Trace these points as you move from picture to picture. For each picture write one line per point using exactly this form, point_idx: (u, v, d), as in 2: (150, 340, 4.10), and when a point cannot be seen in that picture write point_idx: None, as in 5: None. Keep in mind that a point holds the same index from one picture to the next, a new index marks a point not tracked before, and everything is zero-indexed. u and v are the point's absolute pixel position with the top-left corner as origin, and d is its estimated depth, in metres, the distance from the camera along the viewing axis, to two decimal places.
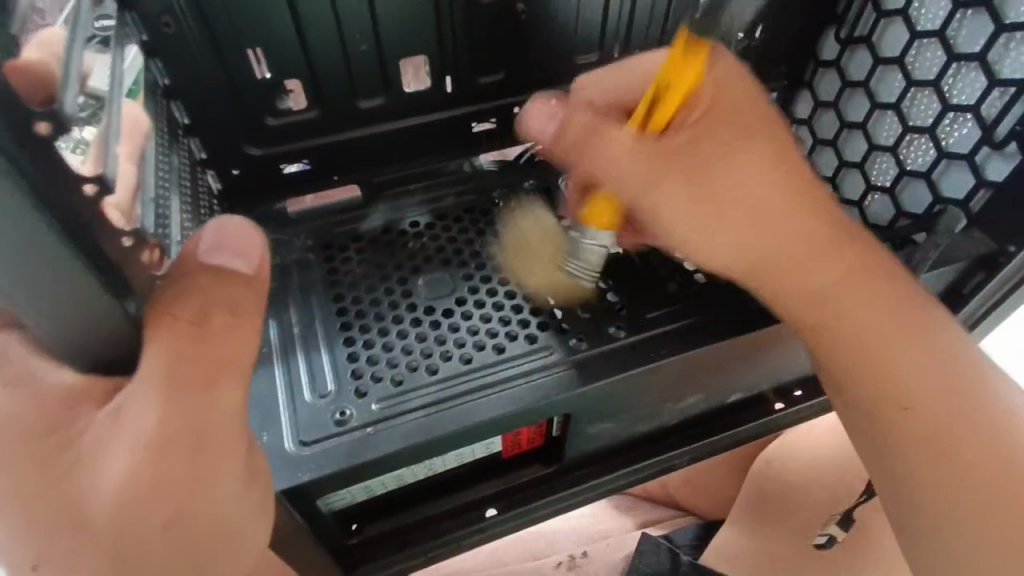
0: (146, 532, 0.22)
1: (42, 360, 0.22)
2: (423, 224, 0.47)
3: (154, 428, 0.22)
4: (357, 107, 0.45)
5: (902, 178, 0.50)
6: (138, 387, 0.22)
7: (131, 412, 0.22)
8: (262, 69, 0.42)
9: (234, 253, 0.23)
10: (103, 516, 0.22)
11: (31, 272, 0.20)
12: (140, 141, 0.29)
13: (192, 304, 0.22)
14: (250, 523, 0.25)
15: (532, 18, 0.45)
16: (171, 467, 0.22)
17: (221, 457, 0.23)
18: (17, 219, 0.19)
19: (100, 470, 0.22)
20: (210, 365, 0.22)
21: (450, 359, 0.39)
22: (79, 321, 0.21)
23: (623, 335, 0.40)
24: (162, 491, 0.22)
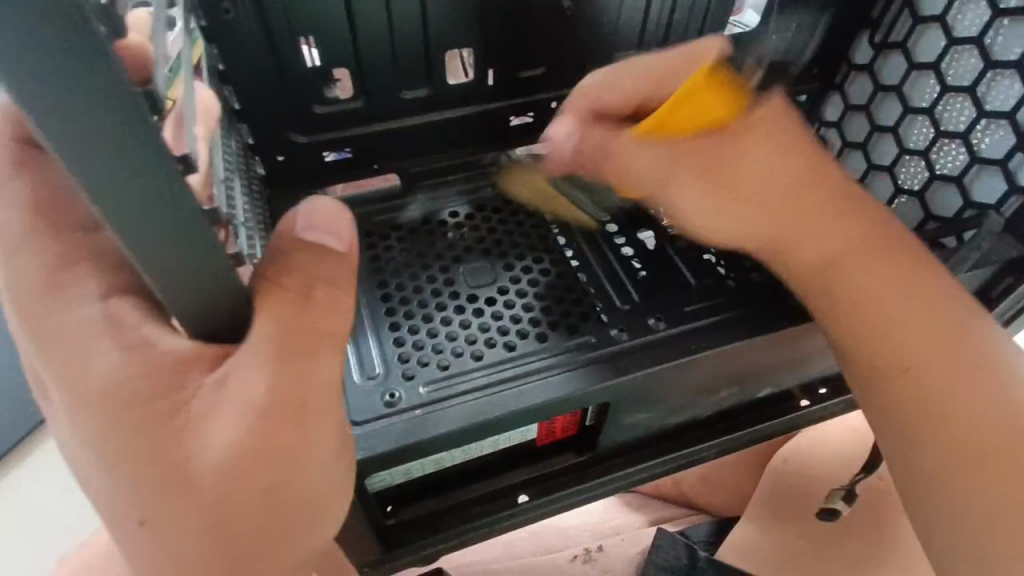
0: (248, 496, 0.23)
1: (149, 328, 0.23)
2: (463, 215, 0.47)
3: (263, 394, 0.22)
4: (401, 97, 0.46)
5: (932, 182, 0.51)
6: (247, 355, 0.22)
7: (238, 380, 0.22)
8: (313, 56, 0.42)
9: (324, 230, 0.23)
10: (209, 478, 0.23)
11: (162, 246, 0.20)
12: (211, 124, 0.30)
13: (294, 278, 0.23)
14: (328, 494, 0.25)
15: (577, 16, 0.46)
16: (276, 431, 0.23)
17: (319, 428, 0.24)
18: (157, 198, 0.19)
19: (207, 435, 0.23)
20: (304, 339, 0.23)
21: (493, 346, 0.40)
22: (198, 294, 0.22)
23: (662, 327, 0.41)
24: (268, 456, 0.23)
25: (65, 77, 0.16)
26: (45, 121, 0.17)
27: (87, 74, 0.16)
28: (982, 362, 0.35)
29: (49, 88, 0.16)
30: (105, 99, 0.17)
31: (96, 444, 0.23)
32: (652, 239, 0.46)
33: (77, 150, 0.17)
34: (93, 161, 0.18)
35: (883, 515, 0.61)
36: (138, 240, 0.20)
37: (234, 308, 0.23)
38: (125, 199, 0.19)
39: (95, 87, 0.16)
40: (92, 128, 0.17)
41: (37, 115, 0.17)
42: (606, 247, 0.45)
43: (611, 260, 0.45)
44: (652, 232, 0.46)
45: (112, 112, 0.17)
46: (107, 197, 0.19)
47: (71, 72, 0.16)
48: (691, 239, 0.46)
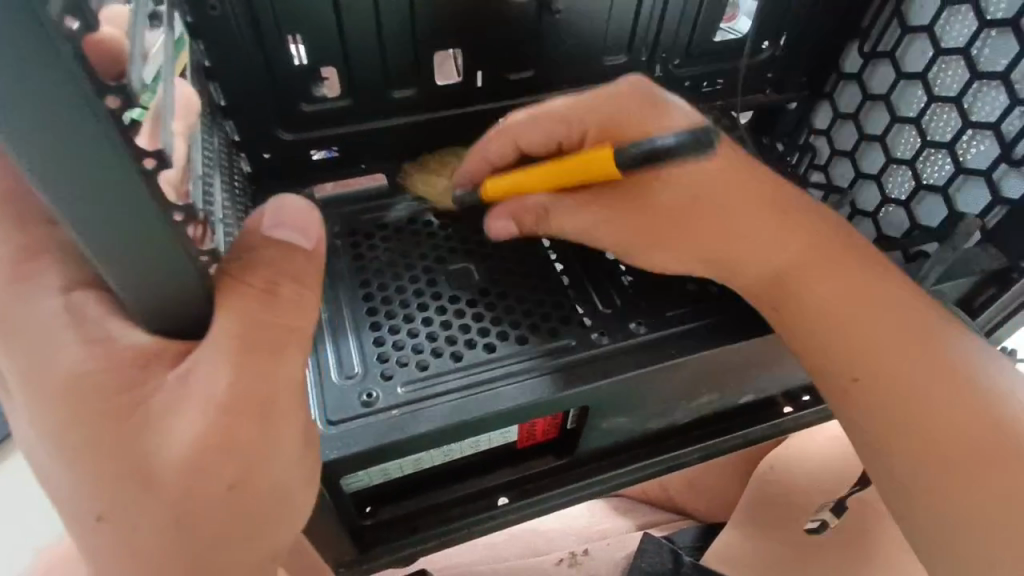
0: (210, 494, 0.23)
1: (112, 324, 0.23)
2: (449, 216, 0.47)
3: (227, 390, 0.22)
4: (389, 97, 0.46)
5: (918, 192, 0.51)
6: (208, 351, 0.22)
7: (202, 374, 0.22)
8: (300, 54, 0.42)
9: (293, 227, 0.24)
10: (169, 476, 0.22)
11: (121, 244, 0.20)
12: (191, 119, 0.30)
13: (258, 275, 0.23)
14: (295, 492, 0.25)
15: (566, 19, 0.46)
16: (242, 428, 0.23)
17: (285, 426, 0.24)
18: (117, 190, 0.19)
19: (167, 432, 0.22)
20: (270, 335, 0.23)
21: (473, 348, 0.40)
22: (157, 291, 0.22)
23: (642, 332, 0.41)
24: (230, 454, 0.23)
25: (21, 70, 0.16)
26: (2, 109, 0.17)
27: (44, 65, 0.16)
28: (942, 363, 0.36)
29: (5, 76, 0.16)
30: (63, 90, 0.16)
31: (60, 437, 0.22)
32: None
33: (36, 139, 0.17)
34: (51, 150, 0.18)
35: (867, 523, 0.61)
36: (98, 229, 0.20)
37: (201, 303, 0.23)
38: (85, 197, 0.19)
39: (52, 78, 0.16)
40: (51, 116, 0.17)
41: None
42: (591, 251, 0.45)
43: (594, 263, 0.45)
44: None
45: (70, 102, 0.17)
46: (66, 193, 0.19)
47: (28, 62, 0.16)
48: None
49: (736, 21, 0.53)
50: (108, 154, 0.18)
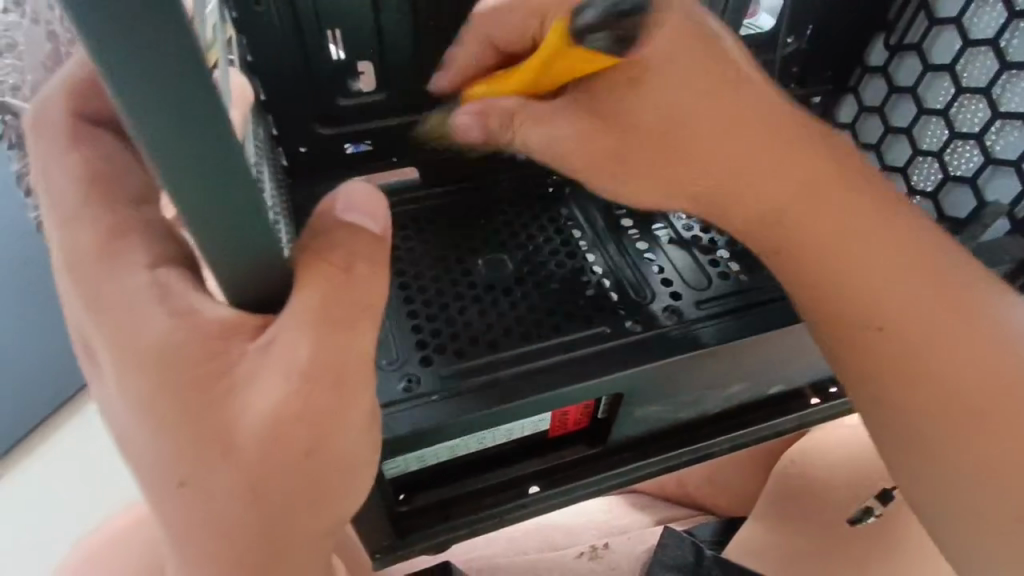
0: (286, 460, 0.24)
1: (194, 295, 0.24)
2: (480, 208, 0.48)
3: (306, 359, 0.23)
4: (423, 92, 0.47)
5: (946, 183, 0.51)
6: (287, 322, 0.23)
7: (281, 345, 0.23)
8: (338, 51, 0.43)
9: (362, 212, 0.24)
10: (251, 442, 0.23)
11: (226, 223, 0.21)
12: (245, 109, 0.31)
13: (338, 253, 0.24)
14: (357, 466, 0.26)
15: None
16: (320, 398, 0.24)
17: (354, 398, 0.25)
18: (217, 161, 0.19)
19: (247, 401, 0.23)
20: (351, 309, 0.23)
21: (510, 335, 0.40)
22: (251, 266, 0.22)
23: (675, 321, 0.41)
24: (307, 421, 0.24)
25: (143, 46, 0.16)
26: (113, 72, 0.16)
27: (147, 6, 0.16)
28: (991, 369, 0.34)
29: (126, 49, 0.16)
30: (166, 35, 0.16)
31: (143, 407, 0.23)
32: (667, 235, 0.47)
33: (134, 93, 0.17)
34: (156, 115, 0.17)
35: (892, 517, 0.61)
36: (191, 199, 0.20)
37: (277, 280, 0.24)
38: (196, 177, 0.19)
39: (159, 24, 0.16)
40: (168, 95, 0.17)
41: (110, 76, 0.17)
42: (622, 242, 0.46)
43: (625, 254, 0.45)
44: (667, 229, 0.47)
45: (169, 47, 0.16)
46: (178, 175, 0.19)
47: (148, 18, 0.16)
48: (704, 237, 0.47)
49: (757, 16, 0.54)
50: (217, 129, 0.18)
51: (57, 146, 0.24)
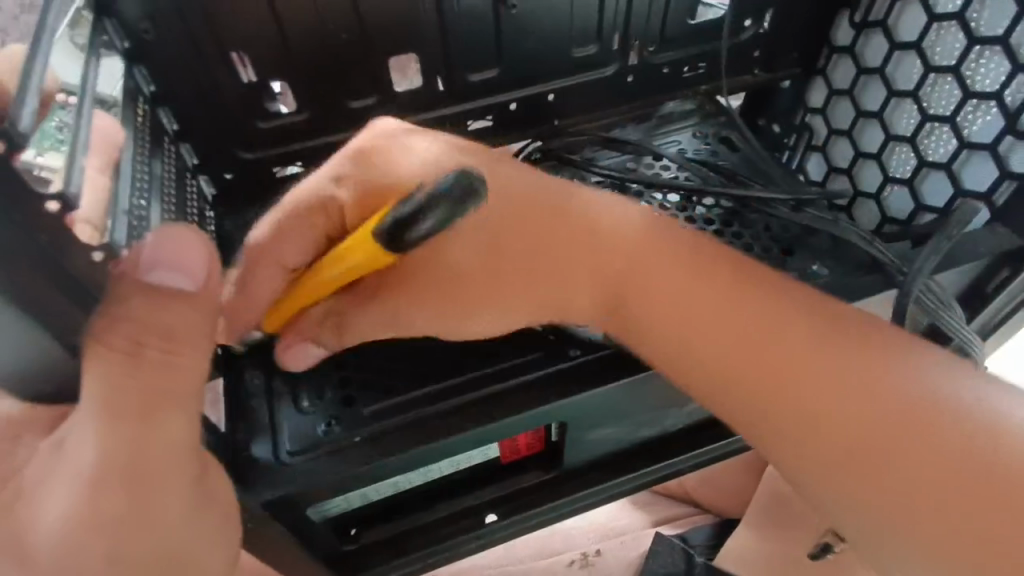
0: (88, 565, 0.24)
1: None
2: None
3: (93, 462, 0.23)
4: (347, 107, 0.45)
5: (922, 170, 0.47)
6: (74, 422, 0.23)
7: (72, 445, 0.23)
8: (248, 73, 0.41)
9: (172, 268, 0.23)
10: (42, 551, 0.23)
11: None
12: (115, 152, 0.29)
13: (121, 336, 0.23)
14: (200, 544, 0.26)
15: (523, 13, 0.44)
16: (116, 498, 0.24)
17: (167, 486, 0.24)
18: None
19: (35, 505, 0.24)
20: (146, 396, 0.23)
21: (440, 367, 0.38)
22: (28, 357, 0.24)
23: (618, 340, 0.39)
24: (104, 524, 0.24)
25: None
26: None
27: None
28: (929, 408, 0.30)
29: None
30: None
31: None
32: None
33: None
34: None
35: None
36: None
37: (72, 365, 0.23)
38: None
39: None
40: None
41: None
42: None
43: None
44: None
45: None
46: None
47: None
48: None
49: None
50: None
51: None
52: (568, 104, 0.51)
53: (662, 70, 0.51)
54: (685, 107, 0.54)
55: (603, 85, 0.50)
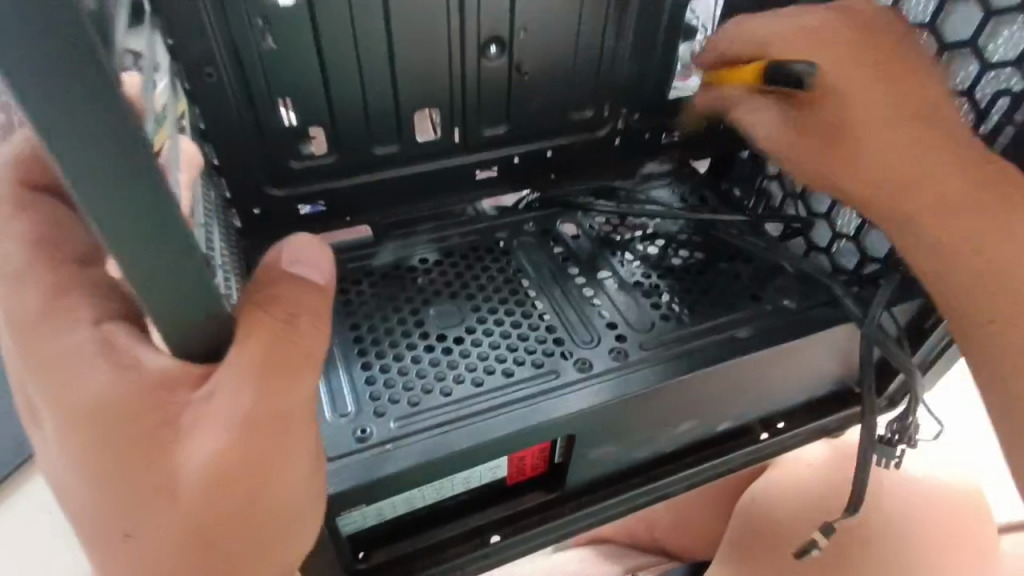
0: (230, 505, 0.24)
1: (140, 349, 0.24)
2: (432, 261, 0.50)
3: (247, 409, 0.23)
4: (372, 153, 0.49)
5: (866, 227, 0.52)
6: (230, 372, 0.23)
7: (223, 395, 0.24)
8: (290, 117, 0.45)
9: (308, 265, 0.25)
10: (192, 490, 0.24)
11: (156, 272, 0.22)
12: (193, 174, 0.32)
13: (279, 305, 0.24)
14: (303, 511, 0.27)
15: (533, 80, 0.50)
16: (260, 444, 0.24)
17: (298, 440, 0.25)
18: (148, 222, 0.21)
19: (188, 446, 0.24)
20: (295, 359, 0.24)
21: (462, 383, 0.41)
22: (184, 315, 0.23)
23: (620, 362, 0.44)
24: (245, 469, 0.24)
25: (100, 132, 0.19)
26: (64, 148, 0.19)
27: (76, 66, 0.18)
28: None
29: (70, 126, 0.18)
30: (88, 92, 0.18)
31: (96, 457, 0.24)
32: (612, 282, 0.49)
33: (86, 161, 0.19)
34: (104, 185, 0.20)
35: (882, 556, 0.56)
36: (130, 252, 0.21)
37: (219, 335, 0.24)
38: (137, 235, 0.21)
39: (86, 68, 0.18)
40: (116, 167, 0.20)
41: (66, 155, 0.19)
42: (570, 290, 0.48)
43: (572, 300, 0.47)
44: (610, 276, 0.50)
45: (119, 132, 0.19)
46: (114, 231, 0.21)
47: (90, 101, 0.18)
48: (648, 282, 0.49)
49: (688, 80, 0.55)
50: (151, 194, 0.20)
51: (4, 213, 0.25)
52: (564, 160, 0.56)
53: (644, 134, 0.58)
54: (663, 166, 0.61)
55: (594, 144, 0.56)
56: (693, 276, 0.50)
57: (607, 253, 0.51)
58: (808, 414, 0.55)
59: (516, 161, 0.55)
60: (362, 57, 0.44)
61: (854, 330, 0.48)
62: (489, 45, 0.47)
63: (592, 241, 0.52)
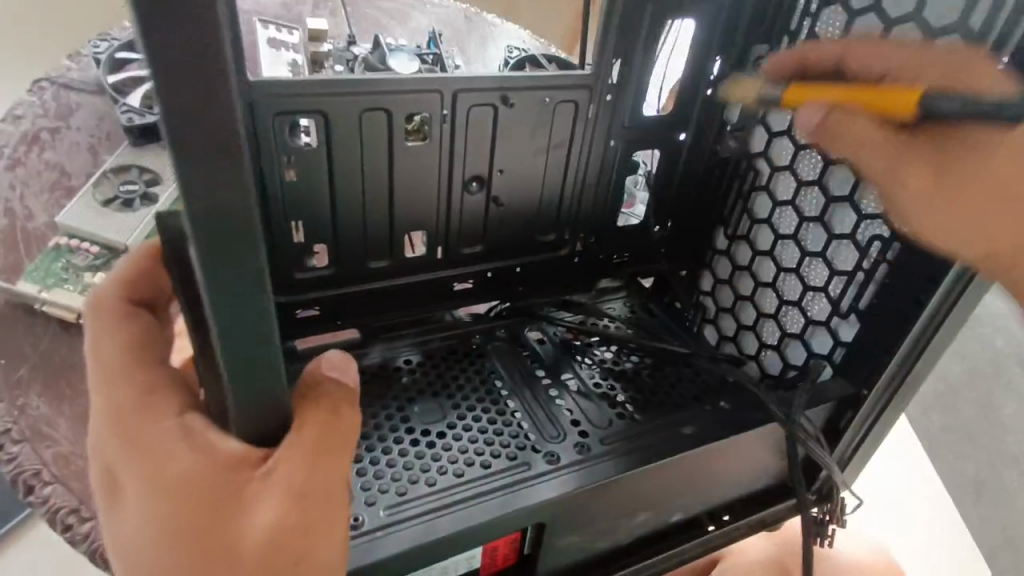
0: (281, 565, 0.29)
1: (214, 434, 0.29)
2: (415, 361, 0.56)
3: (299, 484, 0.28)
4: (366, 267, 0.56)
5: (784, 339, 0.62)
6: (287, 453, 0.28)
7: (280, 474, 0.28)
8: (299, 236, 0.52)
9: (339, 369, 0.31)
10: (252, 551, 0.29)
11: (243, 361, 0.26)
12: None
13: (327, 401, 0.30)
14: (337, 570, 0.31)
15: (507, 210, 0.60)
16: (310, 511, 0.29)
17: (337, 508, 0.30)
18: (246, 315, 0.25)
19: (251, 514, 0.29)
20: (339, 441, 0.29)
21: (445, 473, 0.47)
22: (258, 402, 0.28)
23: (586, 455, 0.49)
24: (296, 533, 0.29)
25: (226, 241, 0.23)
26: (204, 253, 0.23)
27: (220, 186, 0.22)
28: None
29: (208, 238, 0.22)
30: (225, 211, 0.22)
31: (170, 525, 0.29)
32: (574, 383, 0.56)
33: (214, 267, 0.23)
34: (225, 284, 0.24)
35: None
36: (230, 341, 0.25)
37: (281, 418, 0.29)
38: (236, 327, 0.25)
39: (244, 209, 0.22)
40: (234, 271, 0.23)
41: (201, 258, 0.23)
42: (540, 390, 0.55)
43: (541, 398, 0.54)
44: (573, 377, 0.57)
45: (238, 243, 0.23)
46: (221, 322, 0.24)
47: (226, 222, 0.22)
48: (605, 386, 0.56)
49: (635, 207, 0.67)
50: (253, 289, 0.24)
51: (107, 322, 0.31)
52: (530, 276, 0.65)
53: (599, 256, 0.67)
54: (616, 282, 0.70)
55: (557, 264, 0.65)
56: (645, 379, 0.58)
57: (569, 357, 0.59)
58: (749, 507, 0.61)
59: (488, 275, 0.63)
60: (368, 189, 0.53)
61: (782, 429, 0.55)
62: (471, 181, 0.57)
63: (557, 345, 0.60)
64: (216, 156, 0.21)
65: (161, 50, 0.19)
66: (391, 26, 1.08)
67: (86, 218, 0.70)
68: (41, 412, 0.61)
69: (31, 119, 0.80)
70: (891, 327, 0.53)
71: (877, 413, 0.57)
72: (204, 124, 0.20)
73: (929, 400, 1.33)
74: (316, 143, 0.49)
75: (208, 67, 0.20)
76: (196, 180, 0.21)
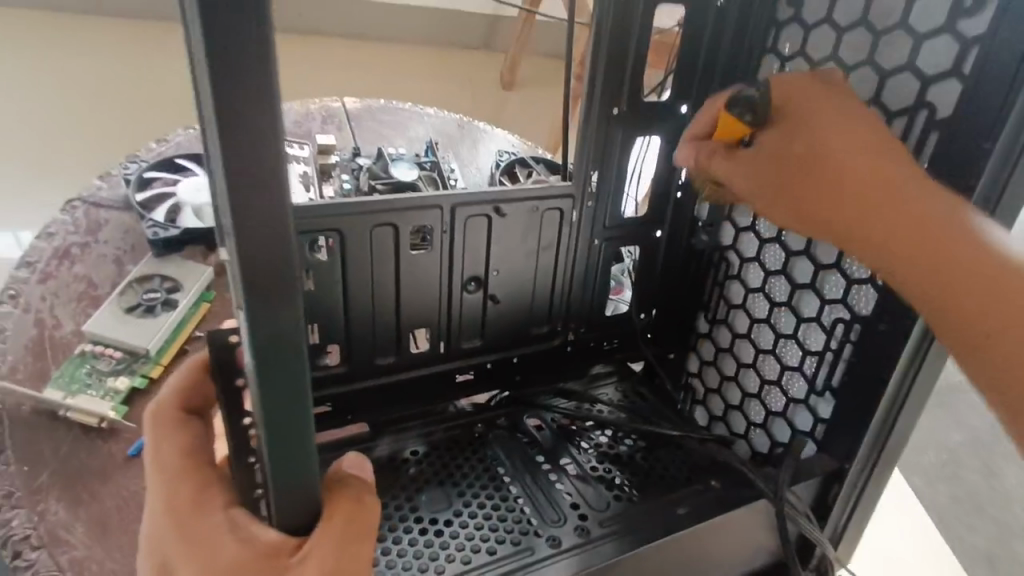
0: None
1: (254, 526, 0.34)
2: (421, 452, 0.59)
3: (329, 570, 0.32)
4: (374, 362, 0.61)
5: (769, 418, 0.66)
6: (317, 543, 0.32)
7: (311, 563, 0.32)
8: (314, 337, 0.58)
9: (356, 465, 0.37)
10: None
11: (284, 459, 0.31)
12: None
13: (350, 494, 0.35)
14: None
15: (502, 305, 0.65)
16: None
17: None
18: (289, 418, 0.30)
19: None
20: (363, 529, 0.34)
21: (453, 561, 0.50)
22: (296, 496, 0.32)
23: (586, 538, 0.52)
24: None
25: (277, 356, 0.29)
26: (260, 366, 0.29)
27: (278, 312, 0.28)
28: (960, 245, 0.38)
29: (264, 353, 0.29)
30: (279, 331, 0.29)
31: None
32: (572, 467, 0.59)
33: (267, 376, 0.29)
34: (274, 392, 0.29)
35: None
36: (274, 441, 0.30)
37: (310, 512, 0.33)
38: (280, 428, 0.30)
39: (288, 322, 0.29)
40: (282, 381, 0.29)
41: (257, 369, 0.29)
42: (541, 475, 0.58)
43: (541, 482, 0.57)
44: (571, 462, 0.60)
45: (286, 356, 0.29)
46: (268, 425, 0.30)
47: (278, 341, 0.29)
48: (601, 469, 0.59)
49: (622, 293, 0.73)
50: (294, 395, 0.30)
51: (165, 427, 0.37)
52: (527, 365, 0.69)
53: (590, 343, 0.72)
54: (608, 368, 0.74)
55: (553, 354, 0.70)
56: (638, 461, 0.61)
57: (566, 442, 0.62)
58: None
59: (487, 365, 0.67)
60: (376, 292, 0.58)
61: (770, 506, 0.57)
62: (470, 282, 0.62)
63: (553, 431, 0.63)
64: (275, 288, 0.28)
65: (245, 201, 0.26)
66: (391, 136, 1.19)
67: (109, 325, 0.75)
68: (59, 516, 0.63)
69: (62, 236, 0.87)
70: (864, 403, 0.57)
71: (863, 485, 0.60)
72: (268, 263, 0.28)
73: (931, 471, 1.33)
74: (331, 256, 0.55)
75: (271, 209, 0.27)
76: (255, 303, 0.28)
